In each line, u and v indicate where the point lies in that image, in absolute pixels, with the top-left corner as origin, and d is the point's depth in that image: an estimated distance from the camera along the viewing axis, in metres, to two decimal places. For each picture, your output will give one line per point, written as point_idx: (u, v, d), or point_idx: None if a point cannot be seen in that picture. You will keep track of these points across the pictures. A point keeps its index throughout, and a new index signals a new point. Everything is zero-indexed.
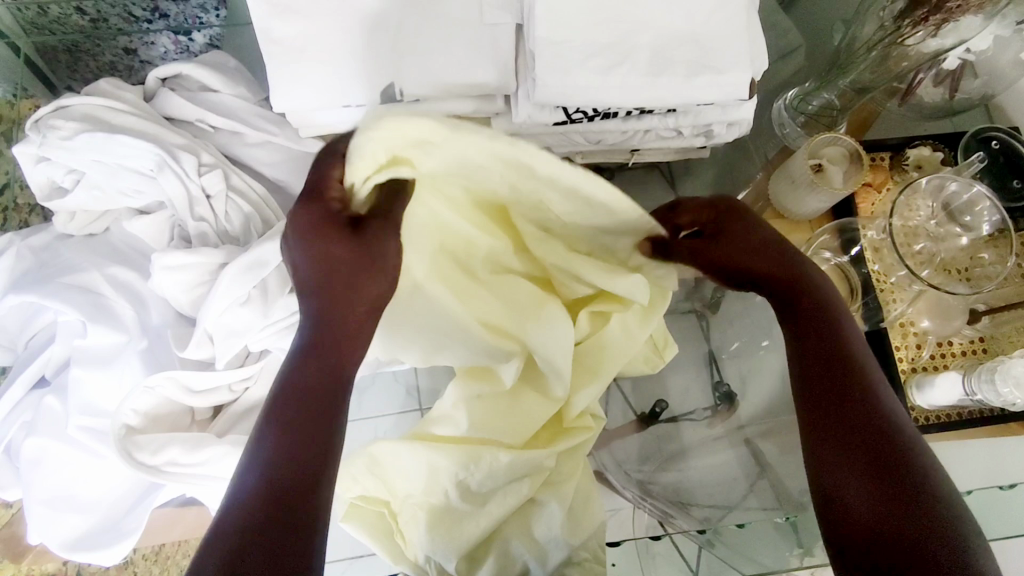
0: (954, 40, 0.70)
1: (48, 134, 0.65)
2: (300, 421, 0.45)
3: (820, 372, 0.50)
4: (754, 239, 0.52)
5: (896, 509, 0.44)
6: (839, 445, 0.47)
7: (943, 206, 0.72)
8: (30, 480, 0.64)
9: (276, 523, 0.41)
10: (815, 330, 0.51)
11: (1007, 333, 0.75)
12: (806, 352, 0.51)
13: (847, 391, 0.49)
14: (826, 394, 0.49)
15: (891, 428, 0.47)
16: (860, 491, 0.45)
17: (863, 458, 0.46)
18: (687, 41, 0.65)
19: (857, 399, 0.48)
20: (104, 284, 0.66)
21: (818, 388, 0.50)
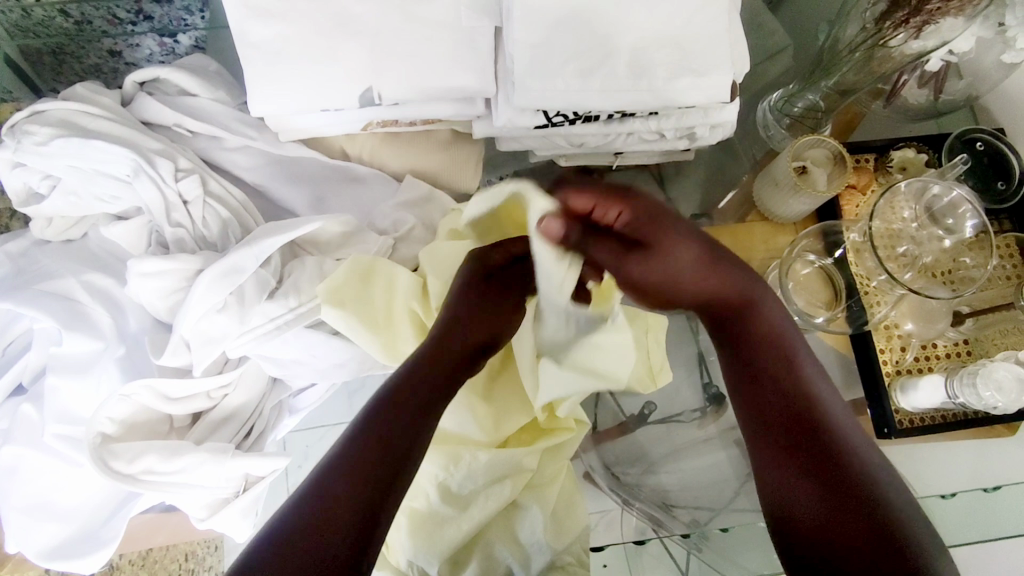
0: (936, 41, 0.70)
1: (22, 140, 0.64)
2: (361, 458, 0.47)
3: (754, 384, 0.52)
4: (671, 241, 0.51)
5: (841, 508, 0.45)
6: (786, 449, 0.48)
7: (926, 208, 0.71)
8: (8, 489, 0.64)
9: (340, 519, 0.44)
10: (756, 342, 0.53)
11: (990, 335, 0.74)
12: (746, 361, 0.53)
13: (785, 402, 0.50)
14: (767, 400, 0.51)
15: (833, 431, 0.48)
16: (805, 491, 0.46)
17: (807, 463, 0.47)
18: (668, 43, 0.65)
19: (797, 404, 0.50)
20: (80, 291, 0.65)
21: (763, 398, 0.51)
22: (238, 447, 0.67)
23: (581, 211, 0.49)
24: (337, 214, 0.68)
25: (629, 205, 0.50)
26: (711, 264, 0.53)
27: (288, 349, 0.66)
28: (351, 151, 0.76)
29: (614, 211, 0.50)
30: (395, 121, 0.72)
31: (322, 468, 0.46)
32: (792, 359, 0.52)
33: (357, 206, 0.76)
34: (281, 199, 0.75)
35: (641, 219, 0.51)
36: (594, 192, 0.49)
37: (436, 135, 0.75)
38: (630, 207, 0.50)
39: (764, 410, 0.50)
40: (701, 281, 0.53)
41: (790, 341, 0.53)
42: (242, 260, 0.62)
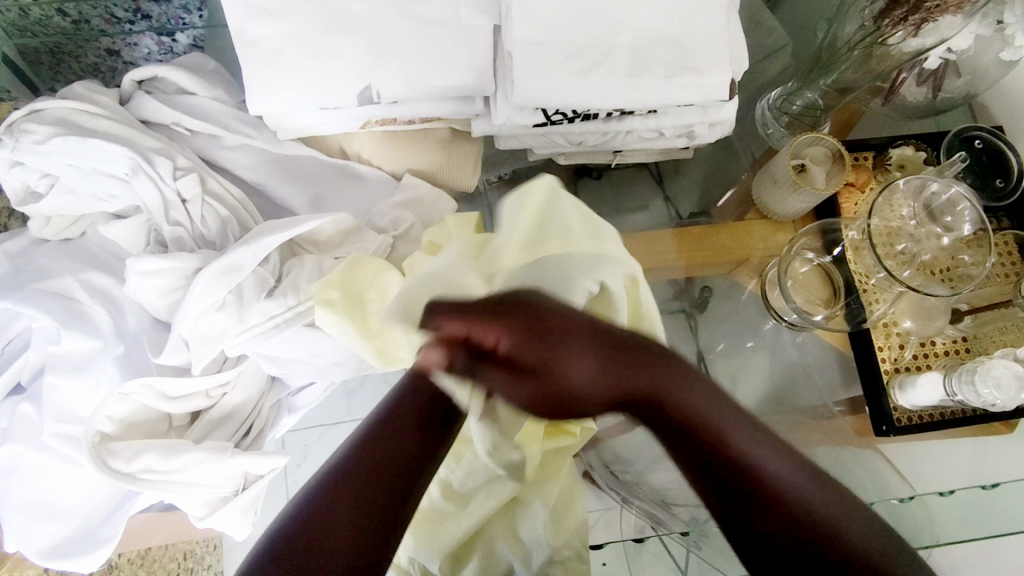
0: (935, 39, 0.70)
1: (20, 138, 0.64)
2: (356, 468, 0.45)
3: (700, 477, 0.43)
4: (564, 342, 0.42)
5: None
6: (765, 551, 0.41)
7: (924, 206, 0.71)
8: (7, 488, 0.64)
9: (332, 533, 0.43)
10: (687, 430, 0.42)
11: (989, 332, 0.75)
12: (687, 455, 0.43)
13: (744, 496, 0.41)
14: (727, 500, 0.42)
15: (806, 504, 0.41)
16: None
17: (789, 561, 0.40)
18: (667, 41, 0.65)
19: (759, 494, 0.41)
20: (79, 290, 0.65)
21: (720, 495, 0.42)
22: (237, 446, 0.67)
23: (457, 339, 0.43)
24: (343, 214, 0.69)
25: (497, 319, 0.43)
26: (614, 361, 0.43)
27: (287, 348, 0.65)
28: (350, 150, 0.76)
29: (485, 335, 0.42)
30: (393, 120, 0.72)
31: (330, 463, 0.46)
32: (728, 417, 0.42)
33: (354, 204, 0.75)
34: (280, 198, 0.75)
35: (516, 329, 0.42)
36: (465, 314, 0.43)
37: (435, 134, 0.75)
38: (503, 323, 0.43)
39: (725, 511, 0.42)
40: (606, 384, 0.43)
41: (720, 419, 0.42)
42: (243, 260, 0.62)
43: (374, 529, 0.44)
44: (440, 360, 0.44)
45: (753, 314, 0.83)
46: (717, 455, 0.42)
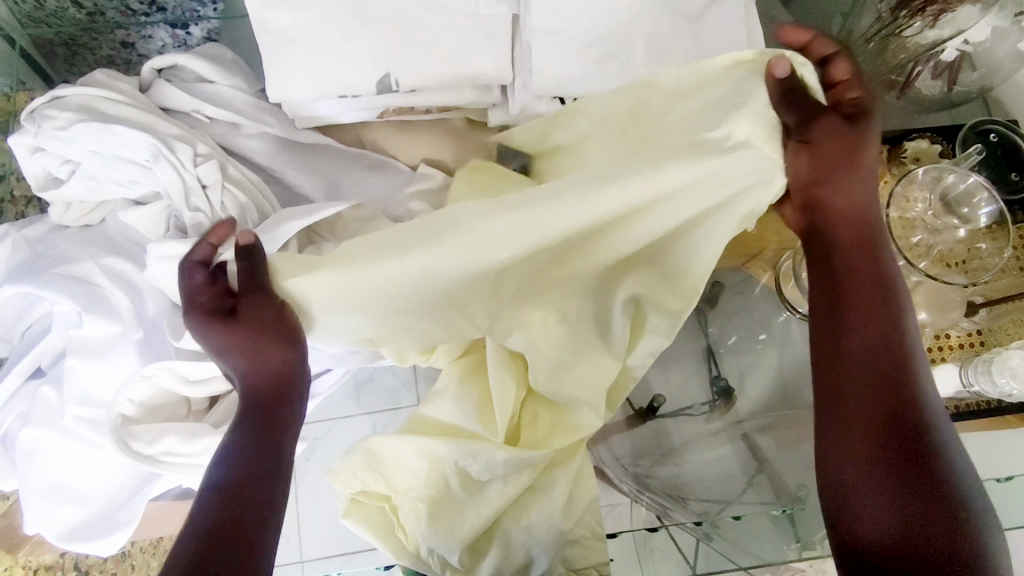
0: (952, 31, 0.70)
1: (43, 124, 0.65)
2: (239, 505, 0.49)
3: (848, 356, 0.48)
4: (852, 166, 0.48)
5: (908, 492, 0.45)
6: (879, 450, 0.46)
7: (940, 198, 0.71)
8: (28, 470, 0.64)
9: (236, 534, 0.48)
10: (852, 316, 0.49)
11: (1003, 325, 0.75)
12: (846, 345, 0.48)
13: (879, 373, 0.47)
14: (873, 391, 0.47)
15: (919, 424, 0.46)
16: (882, 493, 0.45)
17: (891, 464, 0.45)
18: (685, 33, 0.65)
19: (897, 403, 0.47)
20: (100, 275, 0.66)
21: (866, 384, 0.47)
22: None
23: (836, 65, 0.50)
24: (340, 205, 0.67)
25: (870, 124, 0.49)
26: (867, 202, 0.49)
27: None
28: (368, 141, 0.77)
29: (856, 91, 0.49)
30: (410, 110, 0.72)
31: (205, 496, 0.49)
32: (880, 309, 0.49)
33: (367, 192, 0.74)
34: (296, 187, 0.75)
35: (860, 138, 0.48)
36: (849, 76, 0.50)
37: (450, 124, 0.76)
38: (864, 121, 0.48)
39: (857, 400, 0.47)
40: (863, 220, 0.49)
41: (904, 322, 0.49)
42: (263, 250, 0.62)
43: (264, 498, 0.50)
44: (780, 74, 0.48)
45: (764, 309, 0.79)
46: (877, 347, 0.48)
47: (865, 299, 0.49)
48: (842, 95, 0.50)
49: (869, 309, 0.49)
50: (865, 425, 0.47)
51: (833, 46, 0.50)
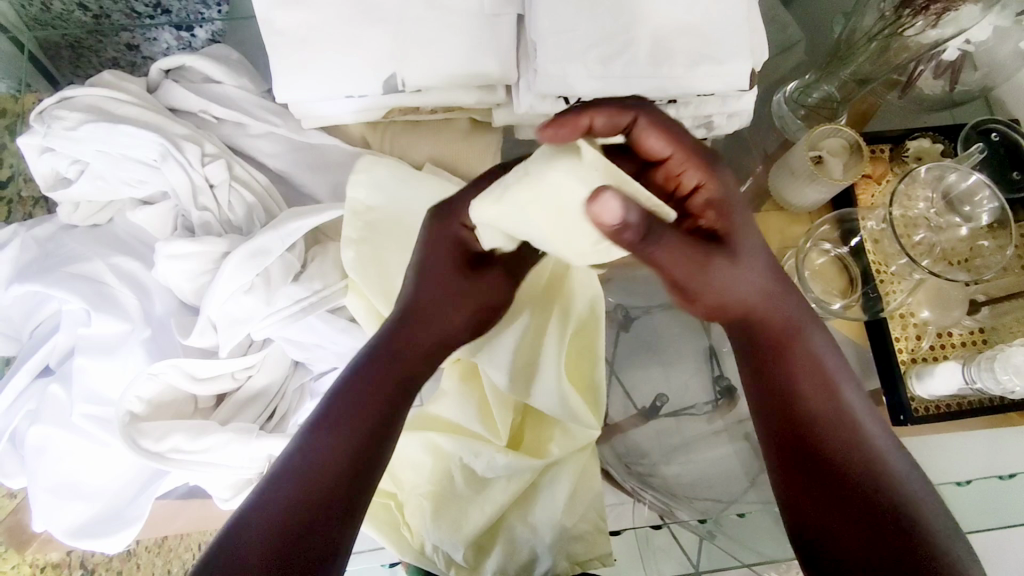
0: (953, 30, 0.70)
1: (52, 125, 0.66)
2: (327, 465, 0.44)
3: (783, 399, 0.49)
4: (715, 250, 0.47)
5: (877, 529, 0.45)
6: (841, 492, 0.46)
7: (943, 196, 0.72)
8: (38, 468, 0.65)
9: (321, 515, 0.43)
10: (778, 355, 0.49)
11: (1006, 323, 0.74)
12: (783, 388, 0.49)
13: (833, 417, 0.48)
14: (821, 431, 0.48)
15: (873, 464, 0.46)
16: (850, 536, 0.45)
17: (855, 506, 0.46)
18: (688, 33, 0.66)
19: (846, 443, 0.47)
20: (108, 274, 0.66)
21: (813, 425, 0.48)
22: (262, 429, 0.68)
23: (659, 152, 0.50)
24: None
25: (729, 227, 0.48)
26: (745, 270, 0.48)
27: (310, 334, 0.66)
28: (371, 140, 0.76)
29: (697, 177, 0.49)
30: (415, 110, 0.73)
31: (293, 448, 0.45)
32: (802, 349, 0.49)
33: None
34: (302, 186, 0.76)
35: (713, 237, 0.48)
36: (676, 136, 0.49)
37: (455, 124, 0.76)
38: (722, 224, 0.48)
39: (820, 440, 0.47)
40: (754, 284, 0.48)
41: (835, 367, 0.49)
42: (270, 250, 0.63)
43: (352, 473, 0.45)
44: (613, 220, 0.39)
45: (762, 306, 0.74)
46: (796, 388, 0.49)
47: (775, 343, 0.49)
48: (676, 180, 0.50)
49: (800, 352, 0.49)
50: (827, 467, 0.47)
51: (632, 116, 0.48)
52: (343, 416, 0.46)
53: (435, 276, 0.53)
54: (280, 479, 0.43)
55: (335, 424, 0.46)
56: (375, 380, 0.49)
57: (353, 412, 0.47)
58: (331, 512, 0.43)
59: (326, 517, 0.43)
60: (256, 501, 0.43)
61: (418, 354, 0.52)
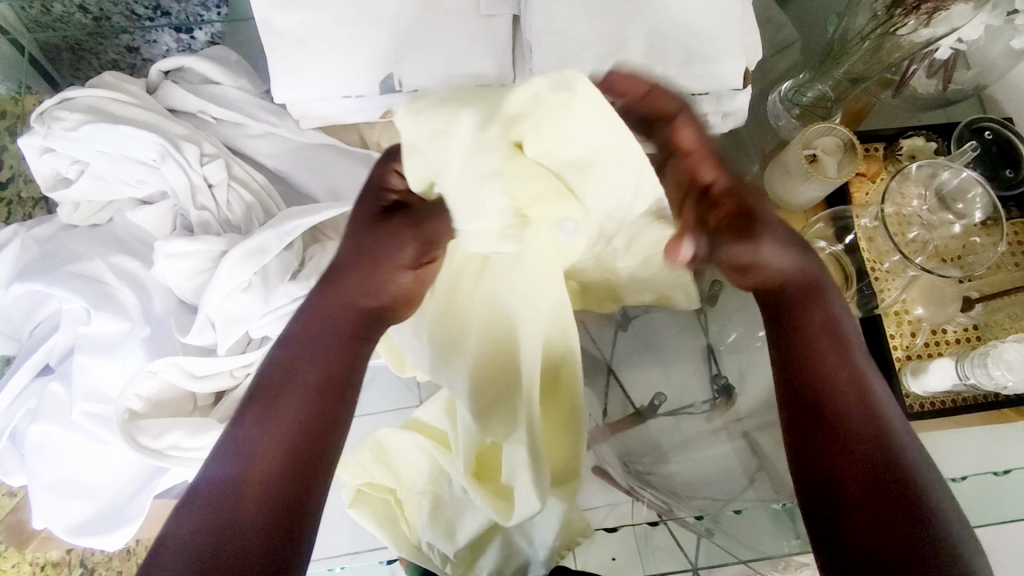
0: (945, 29, 0.70)
1: (52, 126, 0.66)
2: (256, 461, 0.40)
3: (792, 358, 0.48)
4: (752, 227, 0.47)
5: (889, 498, 0.41)
6: (855, 455, 0.43)
7: (935, 193, 0.73)
8: (37, 466, 0.65)
9: (250, 518, 0.38)
10: (800, 304, 0.48)
11: (999, 320, 0.74)
12: (793, 342, 0.48)
13: (848, 375, 0.46)
14: (833, 389, 0.45)
15: (885, 429, 0.44)
16: (863, 506, 0.41)
17: (865, 472, 0.42)
18: (682, 32, 0.66)
19: (859, 403, 0.45)
20: (107, 273, 0.67)
21: (825, 382, 0.46)
22: None
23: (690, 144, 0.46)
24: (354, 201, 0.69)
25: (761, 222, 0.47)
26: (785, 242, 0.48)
27: None
28: (370, 140, 0.77)
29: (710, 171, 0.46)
30: None
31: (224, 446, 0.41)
32: (816, 307, 0.48)
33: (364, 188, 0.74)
34: (301, 185, 0.77)
35: (749, 224, 0.46)
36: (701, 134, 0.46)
37: None
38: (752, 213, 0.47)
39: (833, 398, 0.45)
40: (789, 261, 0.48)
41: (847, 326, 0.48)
42: (268, 248, 0.64)
43: (286, 466, 0.40)
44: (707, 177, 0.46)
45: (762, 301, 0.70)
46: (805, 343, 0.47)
47: (796, 296, 0.48)
48: (695, 174, 0.46)
49: (813, 309, 0.48)
50: (839, 428, 0.44)
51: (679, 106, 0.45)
52: (269, 408, 0.42)
53: (355, 246, 0.46)
54: (207, 480, 0.40)
55: (267, 416, 0.42)
56: (306, 361, 0.44)
57: (285, 400, 0.42)
58: (275, 515, 0.39)
59: (255, 520, 0.38)
60: (184, 504, 0.39)
61: (355, 327, 0.46)
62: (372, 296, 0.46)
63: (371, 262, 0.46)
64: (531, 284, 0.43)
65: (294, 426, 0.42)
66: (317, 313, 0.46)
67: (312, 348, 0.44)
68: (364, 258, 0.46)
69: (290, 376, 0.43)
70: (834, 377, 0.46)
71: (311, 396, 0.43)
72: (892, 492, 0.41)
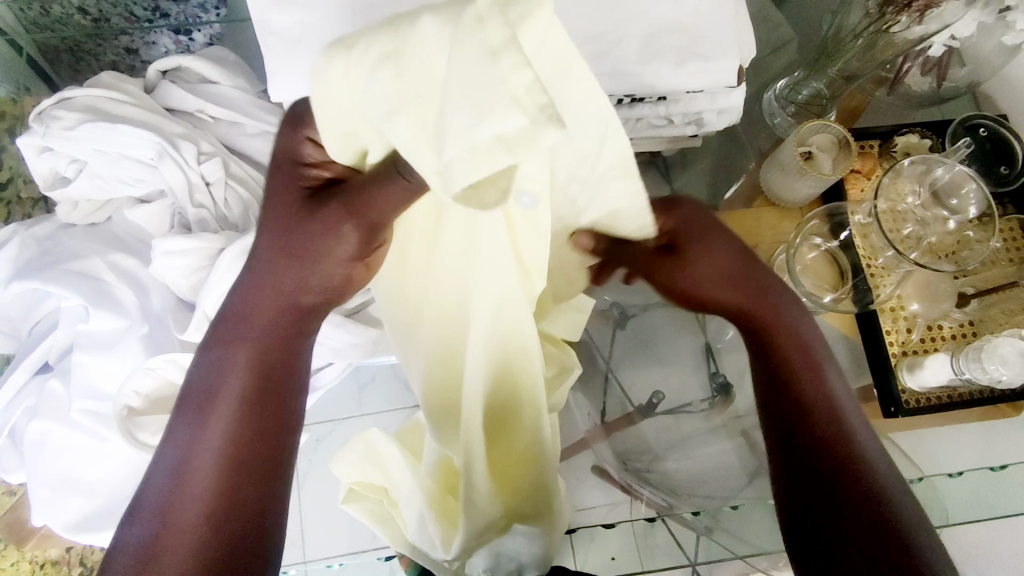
0: (938, 26, 0.70)
1: (50, 125, 0.66)
2: (199, 452, 0.46)
3: (770, 382, 0.51)
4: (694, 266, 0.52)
5: (864, 507, 0.46)
6: (830, 469, 0.47)
7: (929, 189, 0.73)
8: (37, 463, 0.66)
9: (196, 503, 0.45)
10: (768, 333, 0.52)
11: (994, 316, 0.75)
12: (769, 369, 0.52)
13: (821, 396, 0.50)
14: (809, 408, 0.50)
15: (855, 442, 0.48)
16: (849, 519, 0.46)
17: (842, 485, 0.47)
18: (676, 30, 0.67)
19: (833, 419, 0.49)
20: (106, 270, 0.67)
21: (802, 404, 0.50)
22: None
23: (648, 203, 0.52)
24: None
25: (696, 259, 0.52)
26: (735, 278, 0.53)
27: None
28: None
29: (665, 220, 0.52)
30: None
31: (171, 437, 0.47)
32: (786, 331, 0.52)
33: None
34: None
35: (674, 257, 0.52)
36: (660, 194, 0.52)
37: None
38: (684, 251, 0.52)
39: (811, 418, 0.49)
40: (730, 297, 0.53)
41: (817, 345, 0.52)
42: None
43: (226, 455, 0.46)
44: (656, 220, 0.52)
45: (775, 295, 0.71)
46: (783, 367, 0.51)
47: (768, 324, 0.52)
48: None
49: (788, 334, 0.52)
50: (815, 444, 0.48)
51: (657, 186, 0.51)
52: (205, 409, 0.47)
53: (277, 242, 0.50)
54: (159, 468, 0.46)
55: (208, 410, 0.47)
56: (241, 362, 0.49)
57: (222, 394, 0.48)
58: (217, 500, 0.45)
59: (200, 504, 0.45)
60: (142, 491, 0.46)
61: (284, 321, 0.51)
62: (310, 292, 0.51)
63: (303, 260, 0.49)
64: (489, 278, 0.44)
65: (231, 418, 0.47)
66: (250, 312, 0.50)
67: (249, 348, 0.50)
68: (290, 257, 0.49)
69: (227, 371, 0.48)
70: (807, 400, 0.50)
71: (245, 397, 0.48)
72: (863, 488, 0.46)
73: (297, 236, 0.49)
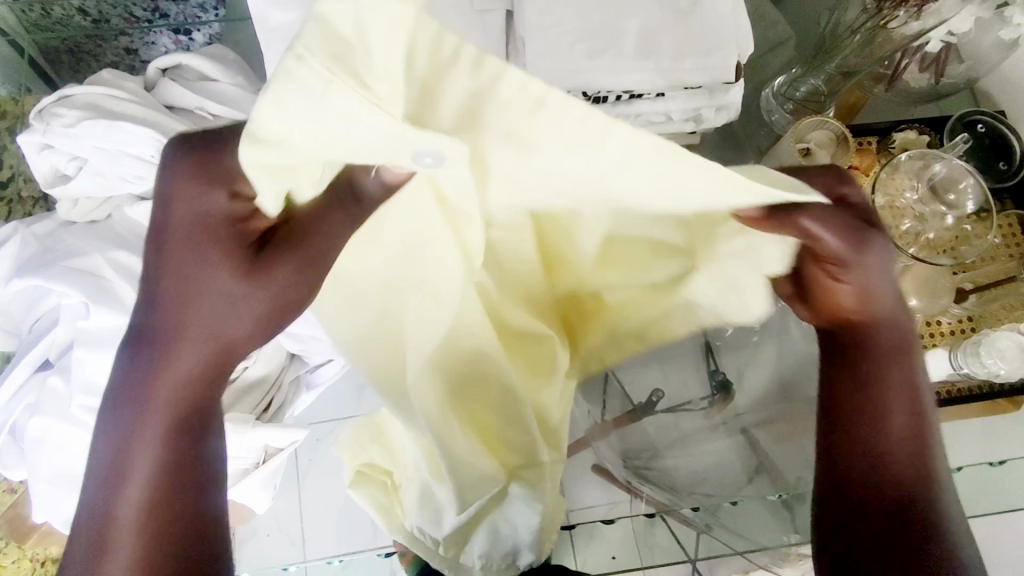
0: (935, 22, 0.70)
1: (51, 122, 0.67)
2: (119, 533, 0.38)
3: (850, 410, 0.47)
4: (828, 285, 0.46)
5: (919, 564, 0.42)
6: (879, 512, 0.44)
7: (927, 184, 0.73)
8: (37, 459, 0.66)
9: None
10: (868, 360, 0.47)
11: (993, 311, 0.76)
12: (853, 398, 0.47)
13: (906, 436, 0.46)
14: (887, 444, 0.45)
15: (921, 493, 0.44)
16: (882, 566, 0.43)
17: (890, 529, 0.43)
18: (674, 26, 0.67)
19: (906, 463, 0.45)
20: (106, 267, 0.68)
21: (882, 441, 0.45)
22: (259, 418, 0.72)
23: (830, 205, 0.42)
24: None
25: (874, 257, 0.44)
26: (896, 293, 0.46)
27: (304, 326, 0.68)
28: None
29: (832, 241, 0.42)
30: None
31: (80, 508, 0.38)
32: (893, 362, 0.47)
33: None
34: None
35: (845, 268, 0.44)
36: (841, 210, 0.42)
37: None
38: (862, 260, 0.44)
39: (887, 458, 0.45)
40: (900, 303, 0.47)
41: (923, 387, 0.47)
42: None
43: (155, 537, 0.38)
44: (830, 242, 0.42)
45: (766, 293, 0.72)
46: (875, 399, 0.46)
47: (876, 355, 0.47)
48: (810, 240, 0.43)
49: (892, 373, 0.47)
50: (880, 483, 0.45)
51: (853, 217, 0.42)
52: (115, 478, 0.38)
53: (176, 282, 0.39)
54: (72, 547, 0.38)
55: (122, 475, 0.38)
56: (151, 422, 0.39)
57: (141, 459, 0.38)
58: None
59: None
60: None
61: (218, 361, 0.41)
62: (245, 327, 0.42)
63: (211, 303, 0.40)
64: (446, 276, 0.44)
65: (157, 490, 0.38)
66: (148, 358, 0.40)
67: (156, 403, 0.39)
68: (193, 301, 0.40)
69: (143, 428, 0.39)
70: (888, 435, 0.46)
71: (167, 461, 0.39)
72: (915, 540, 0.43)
73: (209, 281, 0.39)
